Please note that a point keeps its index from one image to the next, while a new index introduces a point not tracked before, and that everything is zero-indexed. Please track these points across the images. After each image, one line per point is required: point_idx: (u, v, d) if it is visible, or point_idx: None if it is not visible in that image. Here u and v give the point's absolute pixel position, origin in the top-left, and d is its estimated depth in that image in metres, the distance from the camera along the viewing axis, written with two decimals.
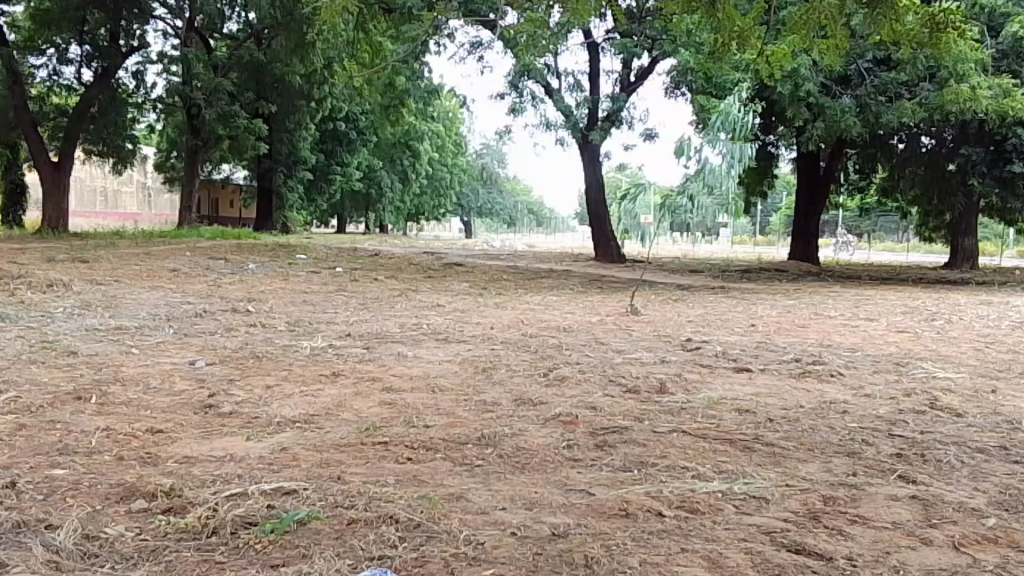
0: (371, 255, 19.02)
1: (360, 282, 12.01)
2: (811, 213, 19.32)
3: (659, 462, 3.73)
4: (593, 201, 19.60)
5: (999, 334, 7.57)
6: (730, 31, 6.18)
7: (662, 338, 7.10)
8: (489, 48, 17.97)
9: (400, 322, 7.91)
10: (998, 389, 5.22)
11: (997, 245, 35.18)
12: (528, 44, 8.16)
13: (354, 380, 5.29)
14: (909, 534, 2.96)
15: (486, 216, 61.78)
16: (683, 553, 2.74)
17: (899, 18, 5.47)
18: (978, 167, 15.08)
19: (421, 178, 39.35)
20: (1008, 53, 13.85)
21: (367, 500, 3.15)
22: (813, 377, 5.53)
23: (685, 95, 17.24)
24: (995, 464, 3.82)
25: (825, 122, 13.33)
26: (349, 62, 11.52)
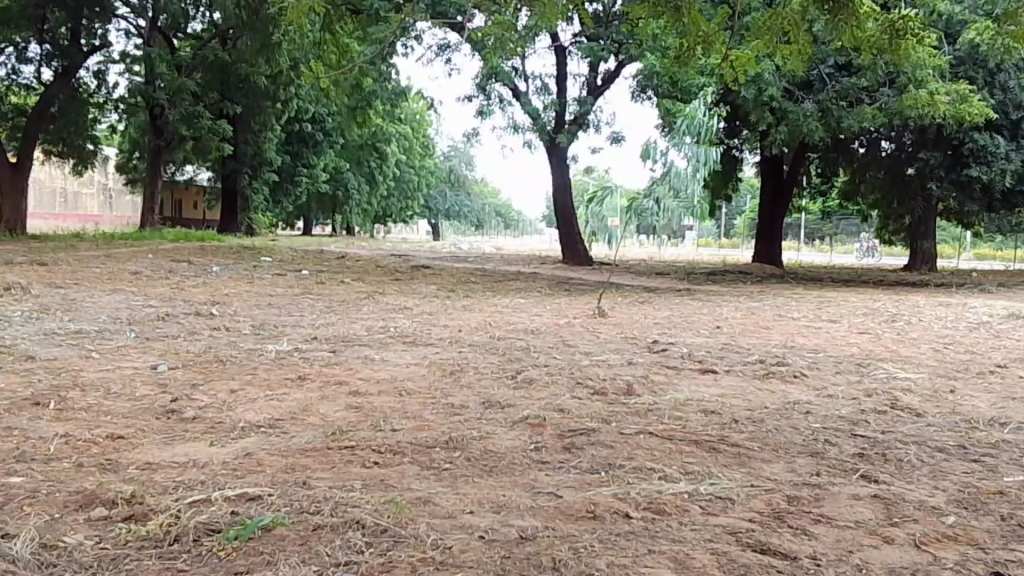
0: (338, 257, 18.96)
1: (326, 285, 11.99)
2: (776, 215, 19.48)
3: (626, 464, 3.76)
4: (561, 203, 19.64)
5: (957, 335, 7.70)
6: (696, 36, 6.39)
7: (626, 339, 7.17)
8: (458, 50, 18.04)
9: (368, 325, 7.95)
10: (957, 389, 5.32)
11: (956, 248, 35.76)
12: (496, 46, 8.23)
13: (321, 384, 5.30)
14: (871, 533, 3.01)
15: (454, 218, 62.01)
16: (650, 555, 2.77)
17: (859, 25, 5.78)
18: (936, 171, 15.17)
19: (386, 181, 39.28)
20: (965, 60, 14.03)
21: (334, 505, 3.15)
22: (777, 378, 5.60)
23: (651, 99, 17.35)
24: (955, 463, 3.89)
25: (788, 126, 13.45)
26: (316, 62, 11.53)
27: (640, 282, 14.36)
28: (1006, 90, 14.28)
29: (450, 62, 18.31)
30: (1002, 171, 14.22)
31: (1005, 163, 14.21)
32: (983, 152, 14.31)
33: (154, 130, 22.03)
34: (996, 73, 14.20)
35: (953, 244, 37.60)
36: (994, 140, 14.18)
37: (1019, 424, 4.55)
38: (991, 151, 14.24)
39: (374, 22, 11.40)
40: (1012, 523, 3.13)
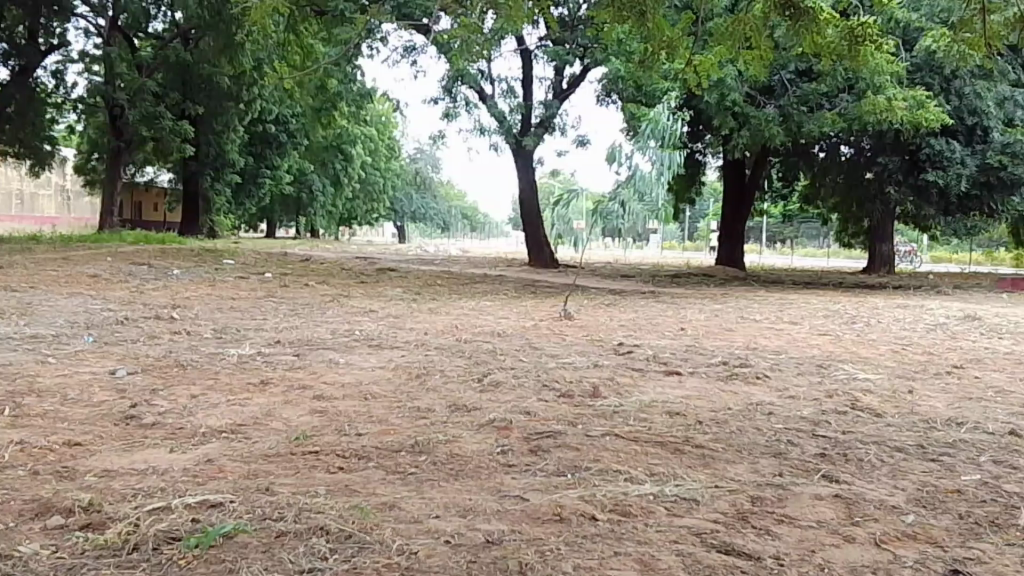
0: (302, 261, 18.76)
1: (290, 288, 11.87)
2: (737, 219, 19.73)
3: (592, 466, 3.76)
4: (527, 206, 19.66)
5: (915, 336, 7.86)
6: (660, 41, 6.44)
7: (592, 342, 7.19)
8: (424, 52, 18.00)
9: (332, 328, 7.86)
10: (915, 389, 5.43)
11: (912, 252, 36.53)
12: (464, 49, 8.23)
13: (284, 388, 5.24)
14: (834, 532, 3.05)
15: (420, 221, 61.80)
16: (616, 557, 2.77)
17: (820, 31, 5.88)
18: (895, 175, 15.47)
19: (351, 183, 38.96)
20: (922, 66, 14.37)
21: (298, 511, 3.11)
22: (740, 379, 5.65)
23: (616, 103, 17.45)
24: (913, 462, 3.96)
25: (750, 131, 13.68)
26: (280, 62, 11.41)
27: (606, 285, 14.38)
28: (961, 97, 14.57)
29: (416, 64, 18.26)
30: (958, 176, 14.50)
31: (960, 168, 14.50)
32: (940, 157, 14.61)
33: (114, 130, 21.61)
34: (952, 79, 14.49)
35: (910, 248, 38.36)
36: (950, 145, 14.48)
37: (975, 423, 4.64)
38: (947, 156, 14.53)
39: (339, 22, 11.32)
40: (969, 521, 3.19)
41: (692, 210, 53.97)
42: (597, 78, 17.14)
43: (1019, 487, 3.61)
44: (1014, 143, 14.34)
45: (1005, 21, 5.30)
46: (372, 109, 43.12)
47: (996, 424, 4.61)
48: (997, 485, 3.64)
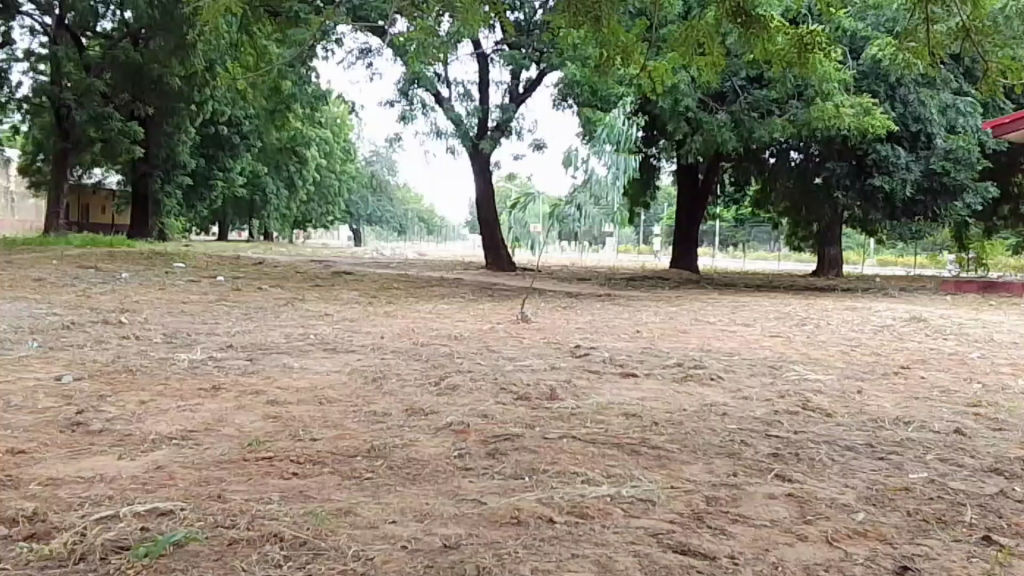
0: (255, 263, 18.53)
1: (243, 292, 11.69)
2: (692, 222, 19.98)
3: (550, 469, 3.77)
4: (484, 210, 19.67)
5: (863, 337, 8.03)
6: (615, 46, 6.50)
7: (549, 345, 7.20)
8: (380, 54, 17.90)
9: (286, 332, 7.74)
10: (863, 390, 5.55)
11: (859, 255, 37.44)
12: (420, 52, 8.21)
13: (237, 394, 5.15)
14: (786, 530, 3.10)
15: (375, 224, 61.37)
16: (573, 559, 2.78)
17: (770, 38, 5.99)
18: (843, 180, 15.82)
19: (305, 185, 38.52)
20: (868, 74, 14.69)
21: (251, 518, 3.05)
22: (694, 381, 5.72)
23: (572, 108, 17.54)
24: (862, 461, 4.04)
25: (703, 137, 13.92)
26: (232, 63, 11.24)
27: (563, 288, 14.49)
28: (906, 104, 14.87)
29: (371, 67, 18.12)
30: (903, 181, 14.84)
31: (905, 174, 14.84)
32: (886, 162, 14.95)
33: (60, 131, 21.10)
34: (896, 87, 14.79)
35: (856, 251, 39.31)
36: (895, 151, 14.80)
37: (921, 422, 4.76)
38: (893, 162, 14.87)
39: (294, 23, 11.19)
40: (917, 518, 3.27)
41: (646, 213, 54.42)
42: (553, 82, 17.20)
43: (963, 484, 3.71)
44: (956, 149, 14.71)
45: (947, 31, 5.45)
46: (326, 111, 42.70)
47: (942, 423, 4.73)
48: (943, 482, 3.74)
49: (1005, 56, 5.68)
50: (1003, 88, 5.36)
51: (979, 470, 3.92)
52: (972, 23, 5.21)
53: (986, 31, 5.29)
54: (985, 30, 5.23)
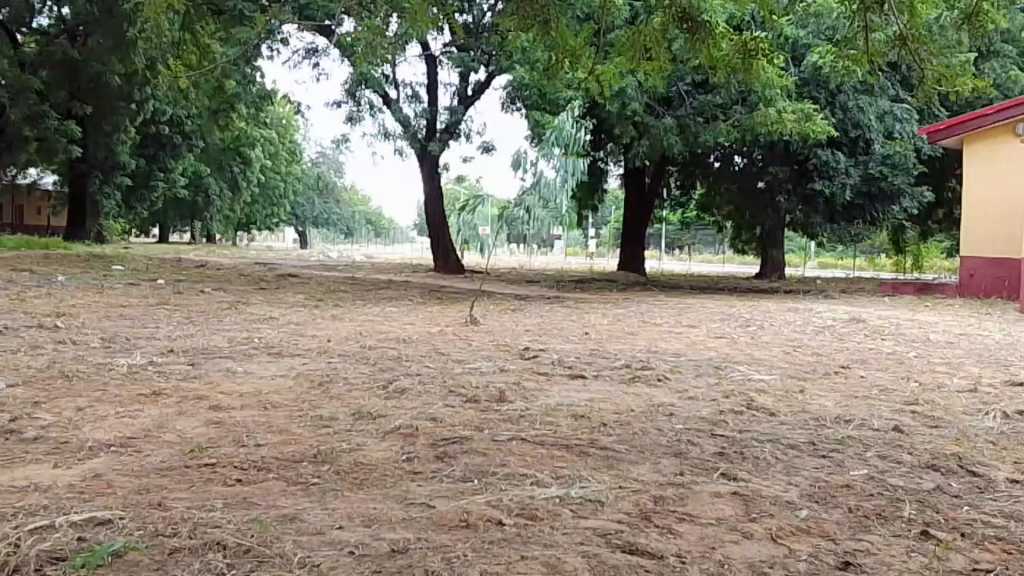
0: (198, 266, 18.11)
1: (185, 295, 11.43)
2: (639, 225, 20.21)
3: (499, 471, 3.76)
4: (433, 213, 19.60)
5: (805, 338, 8.19)
6: (564, 49, 6.52)
7: (498, 347, 7.20)
8: (326, 54, 17.70)
9: (229, 336, 7.59)
10: (805, 389, 5.66)
11: (800, 257, 38.27)
12: (368, 52, 8.14)
13: (179, 399, 5.03)
14: (732, 528, 3.14)
15: (322, 226, 60.64)
16: (523, 561, 2.77)
17: (715, 44, 6.07)
18: (785, 184, 16.18)
19: (250, 187, 37.85)
20: (809, 81, 14.99)
21: (193, 526, 2.98)
22: (642, 382, 5.77)
23: (521, 111, 17.57)
24: (805, 459, 4.12)
25: (650, 140, 14.11)
26: (174, 61, 11.00)
27: (512, 290, 14.51)
28: (845, 110, 15.22)
29: (318, 67, 17.93)
30: (842, 186, 15.23)
31: (844, 178, 15.23)
32: (826, 167, 15.34)
33: None
34: (836, 94, 15.14)
35: (798, 253, 40.24)
36: (835, 157, 15.17)
37: (861, 420, 4.88)
38: (833, 167, 15.26)
39: (237, 22, 11.00)
40: (858, 515, 3.34)
41: (594, 216, 54.84)
42: (502, 85, 17.24)
43: (902, 480, 3.81)
44: (893, 155, 15.12)
45: (885, 39, 5.60)
46: (272, 112, 42.05)
47: (880, 421, 4.86)
48: (883, 478, 3.83)
49: (941, 64, 5.84)
50: (938, 95, 5.53)
51: (916, 466, 4.03)
52: (909, 32, 5.37)
53: (922, 39, 5.44)
54: (922, 38, 5.38)
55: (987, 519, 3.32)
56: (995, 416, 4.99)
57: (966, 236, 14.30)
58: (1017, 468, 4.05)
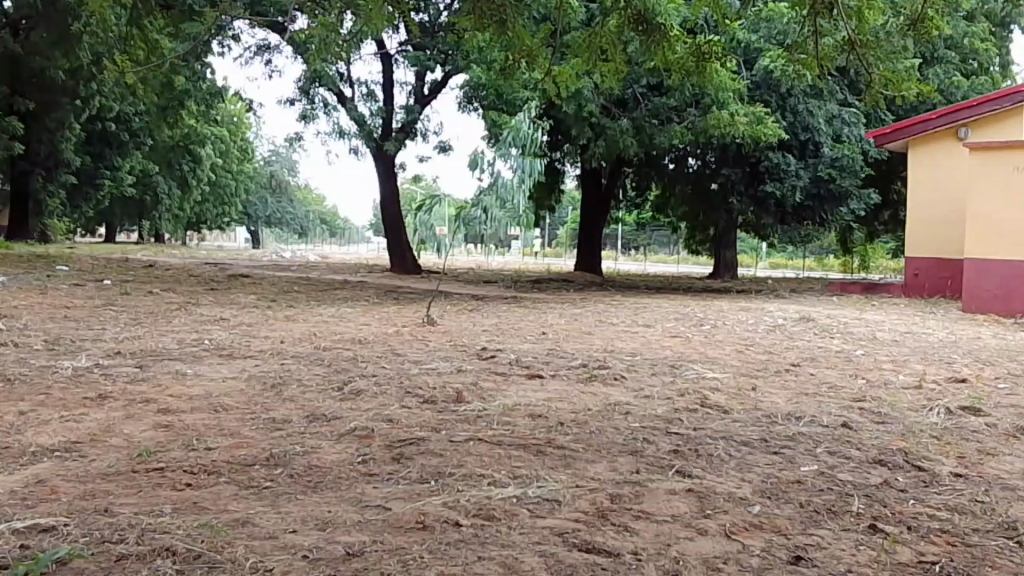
0: (147, 266, 17.70)
1: (134, 295, 11.15)
2: (595, 226, 20.32)
3: (455, 472, 3.74)
4: (389, 212, 19.47)
5: (757, 336, 8.33)
6: (519, 50, 6.52)
7: (455, 347, 7.17)
8: (279, 51, 17.46)
9: (179, 338, 7.42)
10: (758, 386, 5.75)
11: (752, 258, 38.92)
12: (322, 48, 8.04)
13: (126, 402, 4.90)
14: (687, 525, 3.17)
15: (275, 225, 59.77)
16: (479, 562, 2.76)
17: (670, 47, 6.12)
18: (738, 186, 16.45)
19: (200, 186, 37.14)
20: (760, 85, 15.09)
21: (141, 532, 2.90)
22: (599, 381, 5.80)
23: (478, 111, 17.53)
24: (757, 455, 4.18)
25: (606, 142, 14.24)
26: (121, 56, 10.75)
27: (470, 291, 14.57)
28: (796, 114, 15.46)
29: (270, 64, 17.66)
30: (793, 188, 15.55)
31: (795, 180, 15.53)
32: (777, 169, 15.62)
33: None
34: (787, 97, 15.30)
35: (751, 254, 40.76)
36: (785, 159, 15.48)
37: (812, 417, 4.96)
38: (783, 169, 15.55)
39: (187, 17, 10.79)
40: (809, 510, 3.40)
41: (551, 216, 55.13)
42: (458, 85, 17.19)
43: (850, 475, 3.89)
44: (841, 158, 15.44)
45: (834, 44, 5.71)
46: (223, 109, 41.27)
47: (830, 418, 4.95)
48: (833, 473, 3.91)
49: (888, 68, 5.96)
50: (886, 99, 5.65)
51: (865, 462, 4.12)
52: (857, 37, 5.47)
53: (869, 44, 5.54)
54: (870, 44, 5.48)
55: (933, 512, 3.41)
56: (939, 411, 5.13)
57: (911, 237, 14.66)
58: (959, 462, 4.17)
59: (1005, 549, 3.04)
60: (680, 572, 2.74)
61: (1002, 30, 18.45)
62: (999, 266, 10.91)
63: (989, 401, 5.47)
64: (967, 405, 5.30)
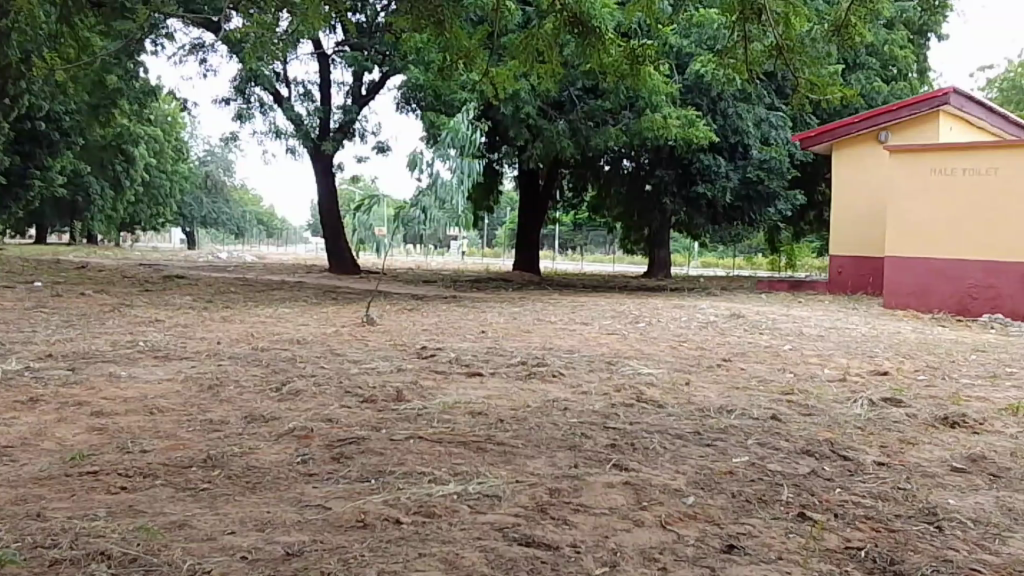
0: (77, 267, 17.21)
1: (65, 297, 10.83)
2: (533, 226, 20.45)
3: (396, 470, 3.77)
4: (327, 213, 19.31)
5: (690, 333, 8.54)
6: (457, 52, 6.56)
7: (395, 347, 7.19)
8: (214, 49, 17.17)
9: (111, 340, 7.27)
10: (691, 381, 5.92)
11: (685, 257, 39.71)
12: (258, 46, 7.97)
13: (57, 406, 4.79)
14: (623, 517, 3.27)
15: (211, 226, 58.47)
16: (420, 558, 2.81)
17: (605, 50, 6.25)
18: (670, 187, 16.80)
19: (133, 186, 36.15)
20: (692, 88, 15.43)
21: (75, 537, 2.88)
22: (537, 378, 5.90)
23: (416, 112, 17.50)
24: (691, 447, 4.32)
25: (543, 144, 14.40)
26: (50, 54, 10.39)
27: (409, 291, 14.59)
28: (725, 117, 15.82)
29: (205, 63, 17.35)
30: (723, 189, 15.97)
31: (725, 181, 15.94)
32: (708, 171, 16.00)
33: None
34: (717, 101, 15.68)
35: (683, 253, 41.62)
36: (715, 161, 15.87)
37: (742, 410, 5.13)
38: (714, 170, 15.93)
39: (119, 14, 10.52)
40: (741, 499, 3.54)
41: (489, 217, 55.40)
42: (396, 86, 17.12)
43: (780, 465, 4.05)
44: (769, 160, 15.87)
45: (762, 50, 5.90)
46: (156, 107, 40.22)
47: (760, 410, 5.12)
48: (763, 464, 4.06)
49: (814, 73, 6.18)
50: (810, 103, 5.88)
51: (793, 452, 4.30)
52: (785, 43, 5.68)
53: (796, 50, 5.75)
54: (796, 49, 5.70)
55: (858, 500, 3.58)
56: (862, 403, 5.37)
57: (835, 235, 15.17)
58: (882, 451, 4.38)
59: (925, 533, 3.21)
60: (617, 563, 2.83)
61: (920, 37, 19.20)
62: (917, 264, 11.40)
63: (909, 392, 5.74)
64: (888, 397, 5.55)
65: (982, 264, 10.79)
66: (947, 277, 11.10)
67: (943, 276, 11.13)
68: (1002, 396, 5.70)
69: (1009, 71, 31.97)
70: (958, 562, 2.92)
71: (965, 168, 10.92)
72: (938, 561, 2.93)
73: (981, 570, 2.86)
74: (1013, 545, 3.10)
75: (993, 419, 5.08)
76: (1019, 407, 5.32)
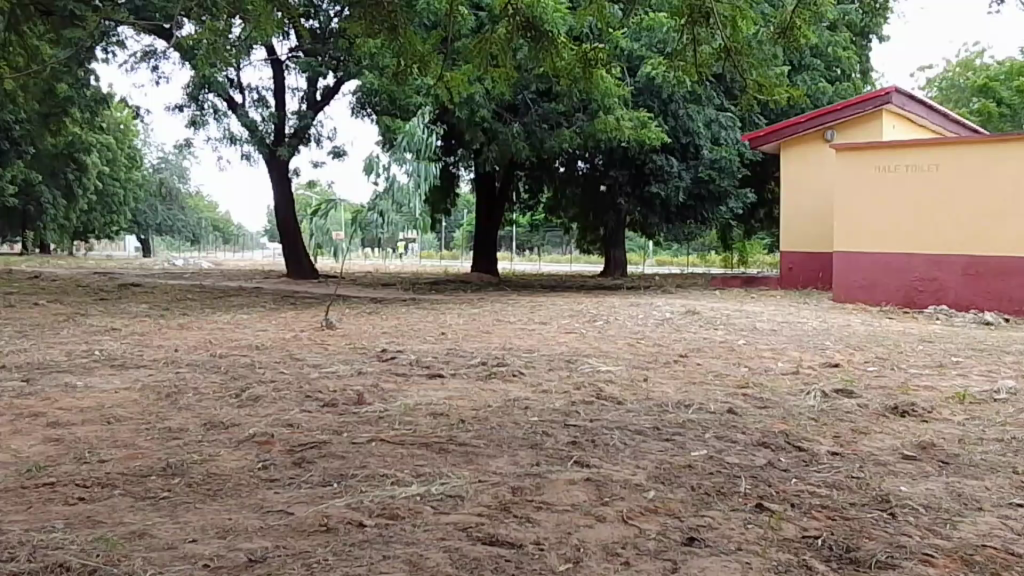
0: (30, 277, 16.83)
1: (16, 308, 10.58)
2: (490, 228, 20.49)
3: (359, 473, 3.79)
4: (283, 219, 19.15)
5: (647, 330, 8.68)
6: (411, 58, 6.60)
7: (355, 350, 7.20)
8: (166, 56, 16.94)
9: (67, 349, 7.16)
10: (648, 377, 6.04)
11: (640, 256, 40.14)
12: (211, 53, 7.94)
13: (12, 417, 4.72)
14: (586, 513, 3.33)
15: (166, 234, 57.48)
16: (384, 561, 2.83)
17: (558, 54, 6.37)
18: (625, 187, 17.14)
19: (87, 194, 35.44)
20: (643, 90, 15.64)
21: (32, 549, 2.86)
22: (498, 378, 5.95)
23: (371, 116, 17.44)
24: (650, 442, 4.40)
25: (498, 145, 14.52)
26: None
27: (367, 294, 14.52)
28: (677, 118, 16.09)
29: (157, 70, 17.11)
30: (676, 188, 16.23)
31: (677, 181, 16.19)
32: (661, 171, 16.19)
33: None
34: (668, 102, 15.94)
35: (638, 253, 42.23)
36: (669, 161, 16.07)
37: (699, 405, 5.24)
38: (667, 171, 16.13)
39: (69, 24, 10.26)
40: (700, 492, 3.62)
41: (447, 219, 55.43)
42: (351, 91, 17.05)
43: (737, 458, 4.15)
44: (720, 159, 16.08)
45: (710, 52, 6.04)
46: (107, 114, 39.53)
47: (717, 404, 5.25)
48: (721, 457, 4.16)
49: (762, 75, 6.32)
50: (758, 103, 6.02)
51: (750, 444, 4.40)
52: (733, 46, 5.84)
53: (744, 52, 5.92)
54: (744, 52, 5.87)
55: (814, 490, 3.68)
56: (815, 395, 5.50)
57: (784, 232, 15.49)
58: (835, 441, 4.51)
59: (880, 520, 3.31)
60: (580, 559, 2.89)
61: (862, 38, 19.68)
62: (865, 260, 11.70)
63: (860, 383, 5.90)
64: (840, 388, 5.70)
65: (927, 257, 11.09)
66: (894, 271, 11.41)
67: (889, 271, 11.45)
68: (948, 384, 5.90)
69: (948, 71, 32.99)
70: (912, 547, 3.01)
71: (910, 164, 11.19)
72: (892, 547, 3.02)
73: (934, 554, 2.96)
74: (963, 530, 3.21)
75: (940, 408, 5.24)
76: (964, 395, 5.50)
